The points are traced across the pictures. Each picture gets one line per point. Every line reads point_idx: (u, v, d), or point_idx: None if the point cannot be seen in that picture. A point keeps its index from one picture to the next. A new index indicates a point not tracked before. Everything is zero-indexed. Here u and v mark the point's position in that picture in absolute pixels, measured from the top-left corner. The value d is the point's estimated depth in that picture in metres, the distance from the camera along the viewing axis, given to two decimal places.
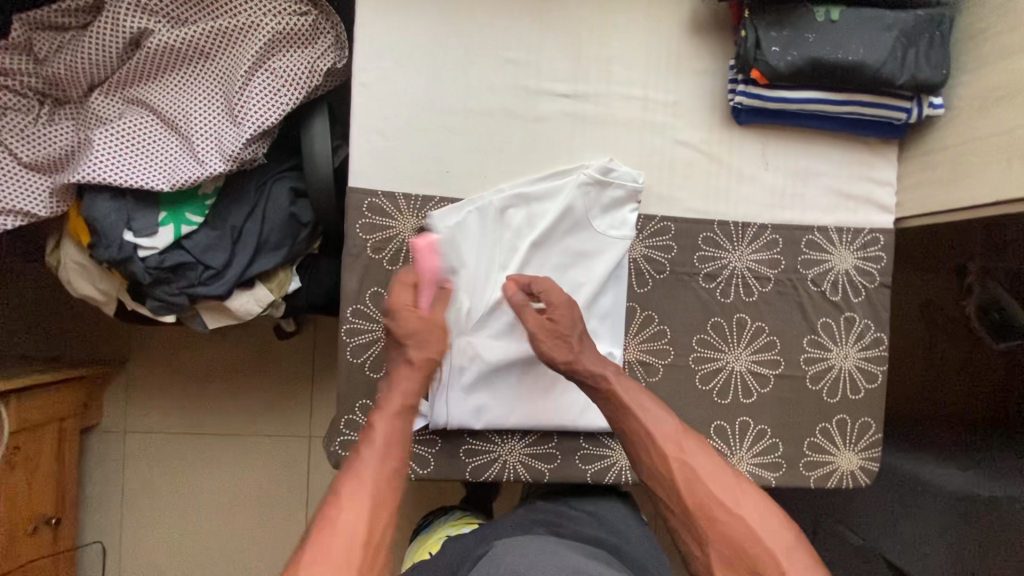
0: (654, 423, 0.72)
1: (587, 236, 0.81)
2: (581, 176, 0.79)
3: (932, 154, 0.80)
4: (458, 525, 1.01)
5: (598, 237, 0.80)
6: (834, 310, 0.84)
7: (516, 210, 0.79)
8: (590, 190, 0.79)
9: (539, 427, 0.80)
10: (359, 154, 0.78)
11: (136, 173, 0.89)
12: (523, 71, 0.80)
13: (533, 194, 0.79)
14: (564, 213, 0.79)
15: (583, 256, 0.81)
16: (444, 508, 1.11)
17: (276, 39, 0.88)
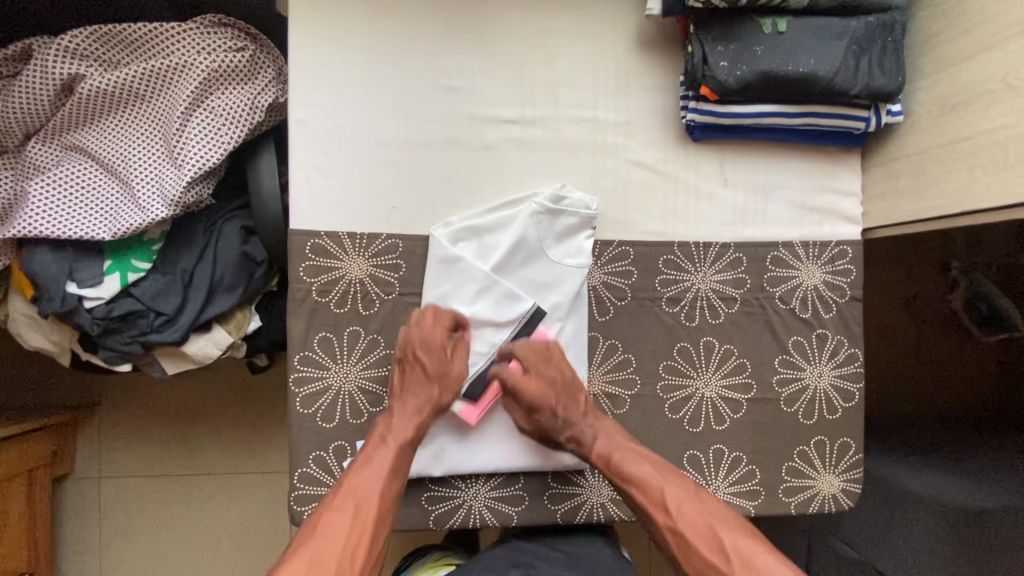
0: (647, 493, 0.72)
1: (544, 266, 0.77)
2: (532, 205, 0.76)
3: (894, 163, 0.77)
4: (432, 567, 0.93)
5: (554, 267, 0.77)
6: (805, 327, 0.81)
7: (468, 243, 0.76)
8: (542, 218, 0.76)
9: (502, 469, 0.77)
10: (299, 194, 0.75)
11: (77, 222, 0.86)
12: (467, 99, 0.77)
13: (484, 225, 0.76)
14: (517, 244, 0.76)
15: (541, 287, 0.77)
16: (426, 548, 1.03)
17: (213, 77, 0.85)
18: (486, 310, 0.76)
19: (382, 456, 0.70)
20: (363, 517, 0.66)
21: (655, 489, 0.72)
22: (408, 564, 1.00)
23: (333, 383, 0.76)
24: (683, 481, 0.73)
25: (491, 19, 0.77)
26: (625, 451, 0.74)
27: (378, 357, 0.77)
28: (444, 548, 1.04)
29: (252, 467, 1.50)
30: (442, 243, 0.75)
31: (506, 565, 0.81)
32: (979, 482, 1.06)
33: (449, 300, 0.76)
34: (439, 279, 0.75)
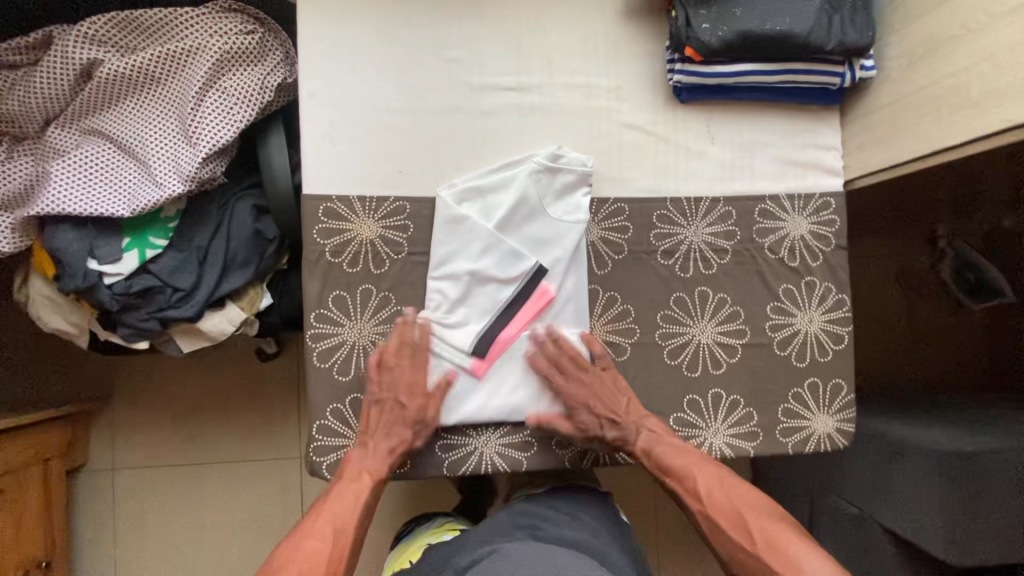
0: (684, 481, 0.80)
1: (544, 222, 0.81)
2: (531, 164, 0.80)
3: (869, 115, 0.82)
4: (440, 531, 1.00)
5: (554, 224, 0.81)
6: (794, 275, 0.85)
7: (471, 203, 0.80)
8: (542, 177, 0.80)
9: (511, 417, 0.80)
10: (311, 161, 0.80)
11: (98, 201, 0.90)
12: (466, 69, 0.81)
13: (487, 185, 0.80)
14: (518, 202, 0.80)
15: (543, 243, 0.81)
16: (427, 514, 1.10)
17: (225, 58, 0.89)
18: (491, 266, 0.80)
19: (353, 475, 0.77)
20: (332, 539, 0.74)
21: (691, 479, 0.80)
22: (413, 528, 1.06)
23: (349, 338, 0.80)
24: (717, 470, 0.80)
25: None
26: (664, 446, 0.80)
27: (390, 314, 0.81)
28: (447, 513, 1.11)
29: (262, 455, 1.49)
30: (447, 203, 0.79)
31: (512, 527, 0.90)
32: (973, 430, 1.09)
33: (456, 257, 0.80)
34: (446, 237, 0.79)
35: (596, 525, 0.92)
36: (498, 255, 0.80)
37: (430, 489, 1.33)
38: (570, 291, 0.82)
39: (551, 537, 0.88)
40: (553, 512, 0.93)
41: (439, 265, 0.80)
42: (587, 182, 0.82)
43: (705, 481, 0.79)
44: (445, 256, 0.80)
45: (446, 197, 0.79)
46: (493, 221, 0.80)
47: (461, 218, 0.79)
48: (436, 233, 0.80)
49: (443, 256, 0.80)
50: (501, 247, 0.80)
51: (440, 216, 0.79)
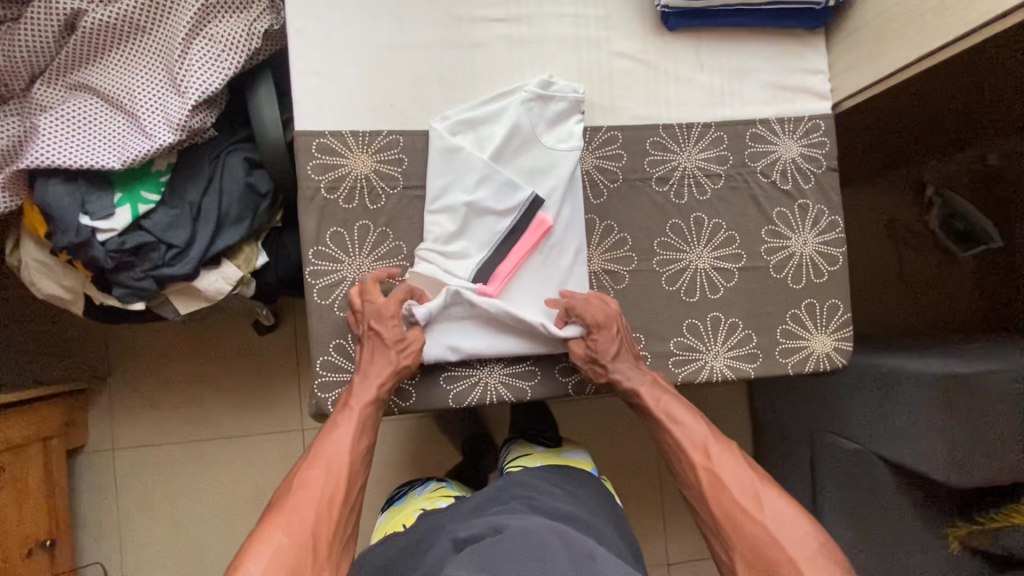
0: (686, 436, 0.77)
1: (539, 151, 0.81)
2: (523, 92, 0.80)
3: (855, 34, 0.83)
4: (433, 499, 0.98)
5: (549, 153, 0.81)
6: (787, 198, 0.86)
7: (464, 135, 0.80)
8: (534, 106, 0.81)
9: (512, 349, 0.80)
10: (302, 97, 0.79)
11: (88, 154, 0.89)
12: (454, 1, 0.81)
13: (479, 117, 0.80)
14: (512, 132, 0.80)
15: (539, 172, 0.81)
16: (421, 478, 1.08)
17: (210, 5, 0.89)
18: (487, 197, 0.79)
19: (349, 419, 0.73)
20: (334, 475, 0.70)
21: (695, 433, 0.77)
22: (407, 492, 1.05)
23: (348, 274, 0.80)
24: (725, 438, 0.77)
25: None
26: (670, 398, 0.79)
27: (389, 249, 0.81)
28: (441, 480, 1.09)
29: (265, 429, 1.47)
30: (441, 134, 0.79)
31: (507, 497, 0.88)
32: (970, 357, 1.11)
33: (451, 187, 0.79)
34: (441, 168, 0.79)
35: (592, 505, 0.91)
36: (492, 185, 0.79)
37: (433, 453, 1.33)
38: (568, 219, 0.82)
39: (548, 509, 0.85)
40: (551, 488, 0.91)
41: (434, 199, 0.79)
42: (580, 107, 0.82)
43: (717, 445, 0.76)
44: (440, 190, 0.79)
45: (439, 130, 0.79)
46: (489, 150, 0.79)
47: (454, 148, 0.79)
48: (430, 165, 0.79)
49: (437, 189, 0.79)
50: (495, 176, 0.79)
51: (434, 147, 0.79)
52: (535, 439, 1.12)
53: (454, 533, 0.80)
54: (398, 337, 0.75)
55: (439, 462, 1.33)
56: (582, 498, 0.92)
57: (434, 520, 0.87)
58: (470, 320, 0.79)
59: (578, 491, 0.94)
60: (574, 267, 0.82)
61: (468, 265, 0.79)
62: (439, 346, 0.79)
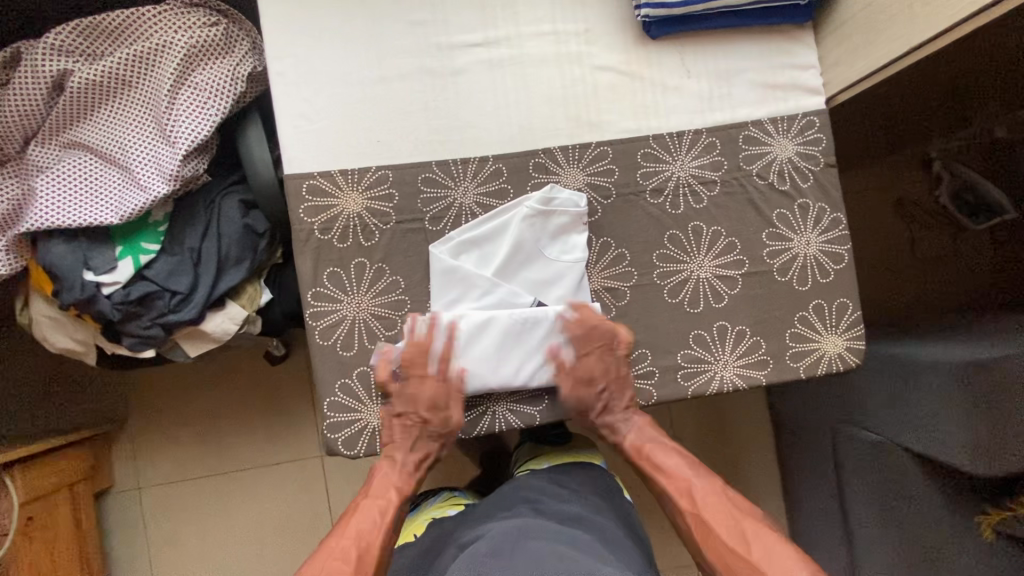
0: (674, 481, 0.84)
1: (543, 265, 0.81)
2: (523, 212, 0.80)
3: (843, 27, 0.82)
4: (443, 507, 0.95)
5: (551, 265, 0.81)
6: (786, 200, 0.85)
7: (468, 254, 0.80)
8: (535, 221, 0.80)
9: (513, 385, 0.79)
10: (289, 140, 0.80)
11: (87, 211, 0.90)
12: (432, 31, 0.81)
13: (481, 236, 0.80)
14: (514, 248, 0.80)
15: (545, 284, 0.81)
16: (433, 491, 1.06)
17: (192, 53, 0.89)
18: (495, 307, 0.79)
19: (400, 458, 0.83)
20: (357, 546, 0.76)
21: (681, 478, 0.84)
22: (418, 502, 1.02)
23: (348, 314, 0.80)
24: (710, 477, 0.83)
25: None
26: (653, 444, 0.88)
27: (385, 284, 0.80)
28: (453, 489, 1.05)
29: (285, 457, 1.48)
30: (442, 257, 0.79)
31: (515, 501, 0.87)
32: (991, 340, 1.07)
33: (461, 303, 0.80)
34: (440, 288, 0.79)
35: (597, 504, 0.89)
36: (497, 302, 0.80)
37: (449, 469, 1.33)
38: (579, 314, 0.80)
39: (554, 511, 0.84)
40: (555, 487, 0.90)
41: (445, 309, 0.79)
42: (564, 143, 0.83)
43: (689, 481, 0.83)
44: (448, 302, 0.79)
45: (441, 253, 0.79)
46: (492, 267, 0.80)
47: (454, 270, 0.79)
48: (432, 281, 0.80)
49: (446, 301, 0.79)
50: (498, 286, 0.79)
51: (434, 271, 0.79)
52: (545, 439, 1.10)
53: (462, 539, 0.80)
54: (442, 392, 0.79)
55: (455, 478, 1.33)
56: (586, 495, 0.90)
57: (446, 529, 0.87)
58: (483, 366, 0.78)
59: (583, 487, 0.92)
60: (575, 299, 0.81)
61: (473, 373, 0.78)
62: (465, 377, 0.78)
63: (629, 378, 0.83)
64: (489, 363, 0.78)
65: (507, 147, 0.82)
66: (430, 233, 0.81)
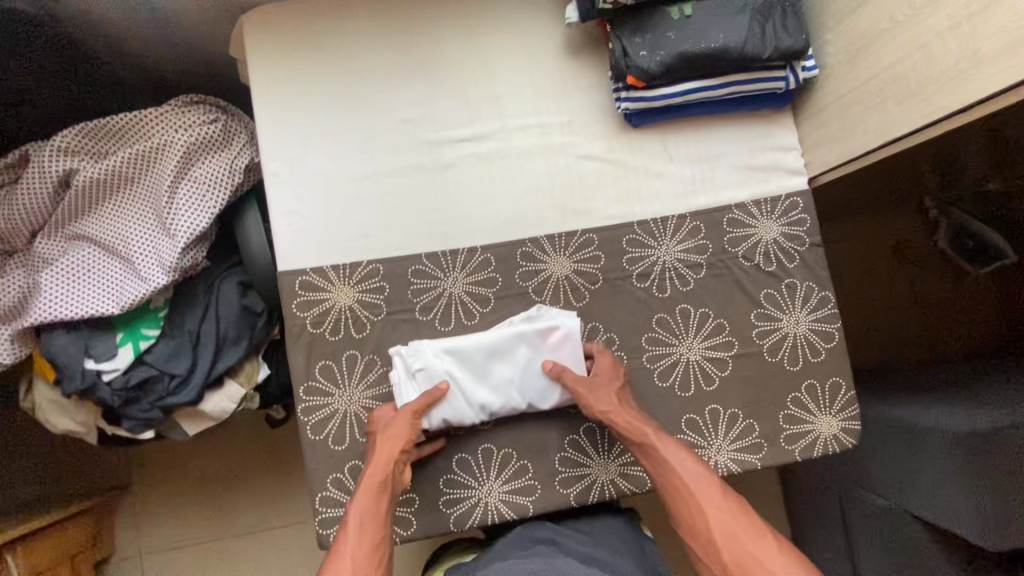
0: (683, 473, 0.72)
1: (523, 377, 0.80)
2: (513, 334, 0.80)
3: (820, 112, 0.83)
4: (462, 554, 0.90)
5: (530, 380, 0.80)
6: (773, 280, 0.85)
7: (430, 362, 0.79)
8: (521, 338, 0.80)
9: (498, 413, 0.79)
10: (282, 238, 0.82)
11: (89, 302, 0.93)
12: (420, 128, 0.84)
13: (448, 342, 0.80)
14: (490, 363, 0.80)
15: (530, 395, 0.80)
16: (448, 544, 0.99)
17: (192, 150, 0.93)
18: (463, 409, 0.79)
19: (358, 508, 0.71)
20: None
21: (680, 474, 0.72)
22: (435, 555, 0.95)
23: (340, 407, 0.80)
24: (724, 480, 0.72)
25: (432, 54, 0.85)
26: (661, 435, 0.75)
27: (377, 376, 0.81)
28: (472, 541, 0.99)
29: (289, 518, 1.47)
30: (404, 358, 0.79)
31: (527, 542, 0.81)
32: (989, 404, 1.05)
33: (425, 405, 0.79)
34: (410, 392, 0.79)
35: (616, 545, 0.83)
36: (468, 409, 0.79)
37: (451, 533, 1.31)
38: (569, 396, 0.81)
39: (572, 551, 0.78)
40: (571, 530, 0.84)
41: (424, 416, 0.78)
42: (551, 231, 0.85)
43: (695, 478, 0.71)
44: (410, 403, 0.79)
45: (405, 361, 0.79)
46: (458, 376, 0.79)
47: (421, 369, 0.79)
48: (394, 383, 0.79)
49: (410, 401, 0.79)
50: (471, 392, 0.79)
51: (397, 371, 0.79)
52: None
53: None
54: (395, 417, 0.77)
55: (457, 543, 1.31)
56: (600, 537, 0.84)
57: None
58: (462, 408, 0.79)
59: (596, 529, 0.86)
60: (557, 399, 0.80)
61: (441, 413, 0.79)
62: (438, 415, 0.79)
63: (623, 465, 0.82)
64: (471, 405, 0.79)
65: (493, 238, 0.84)
66: (421, 322, 0.82)
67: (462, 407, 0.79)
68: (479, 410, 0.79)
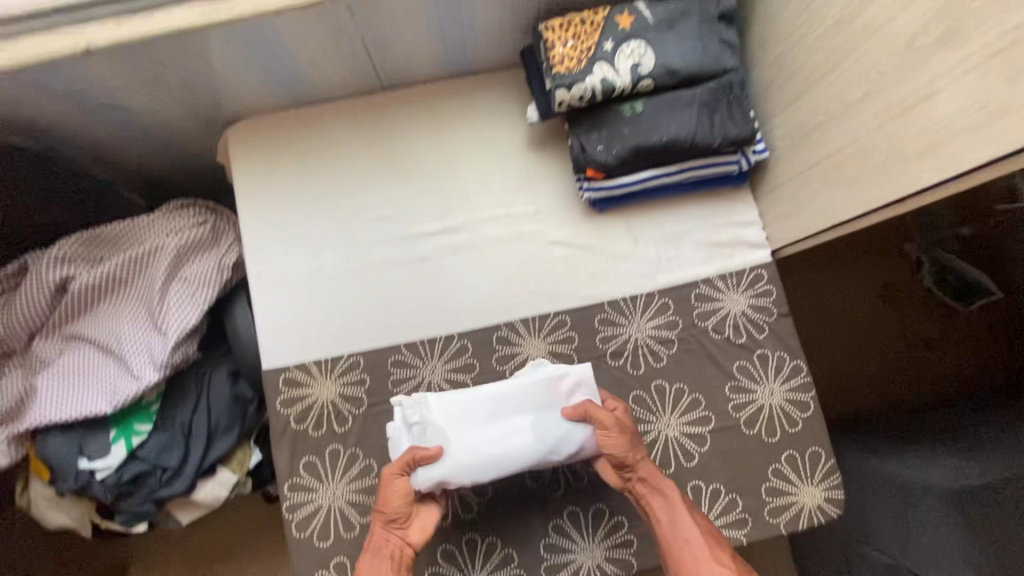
0: (683, 529, 0.73)
1: (538, 425, 0.75)
2: (520, 385, 0.77)
3: (774, 191, 0.87)
4: None
5: (545, 428, 0.75)
6: (744, 352, 0.87)
7: (432, 418, 0.76)
8: (531, 387, 0.77)
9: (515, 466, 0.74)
10: (266, 336, 0.86)
11: (83, 402, 0.95)
12: (395, 224, 0.89)
13: (450, 396, 0.77)
14: (498, 413, 0.76)
15: (547, 444, 0.75)
16: None
17: (182, 251, 0.97)
18: (474, 466, 0.74)
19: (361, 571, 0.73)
20: None
21: (681, 528, 0.73)
22: None
23: (324, 502, 0.81)
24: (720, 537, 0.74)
25: (406, 155, 0.91)
26: (660, 488, 0.76)
27: (360, 469, 0.82)
28: None
29: None
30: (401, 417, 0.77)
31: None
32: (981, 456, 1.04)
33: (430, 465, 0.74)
34: (405, 445, 0.76)
35: None
36: (480, 465, 0.74)
37: None
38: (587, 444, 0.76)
39: None
40: None
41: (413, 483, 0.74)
42: (525, 316, 0.88)
43: (694, 535, 0.72)
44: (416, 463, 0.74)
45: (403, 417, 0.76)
46: (464, 430, 0.75)
47: (419, 422, 0.76)
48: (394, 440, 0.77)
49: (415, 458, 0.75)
50: (481, 446, 0.74)
51: (395, 424, 0.77)
52: None
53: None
54: (392, 477, 0.74)
55: None
56: None
57: None
58: (474, 464, 0.74)
59: None
60: (577, 448, 0.76)
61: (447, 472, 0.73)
62: (445, 475, 0.73)
63: (608, 548, 0.82)
64: (484, 461, 0.74)
65: (470, 324, 0.87)
66: None
67: (474, 463, 0.74)
68: (494, 463, 0.74)
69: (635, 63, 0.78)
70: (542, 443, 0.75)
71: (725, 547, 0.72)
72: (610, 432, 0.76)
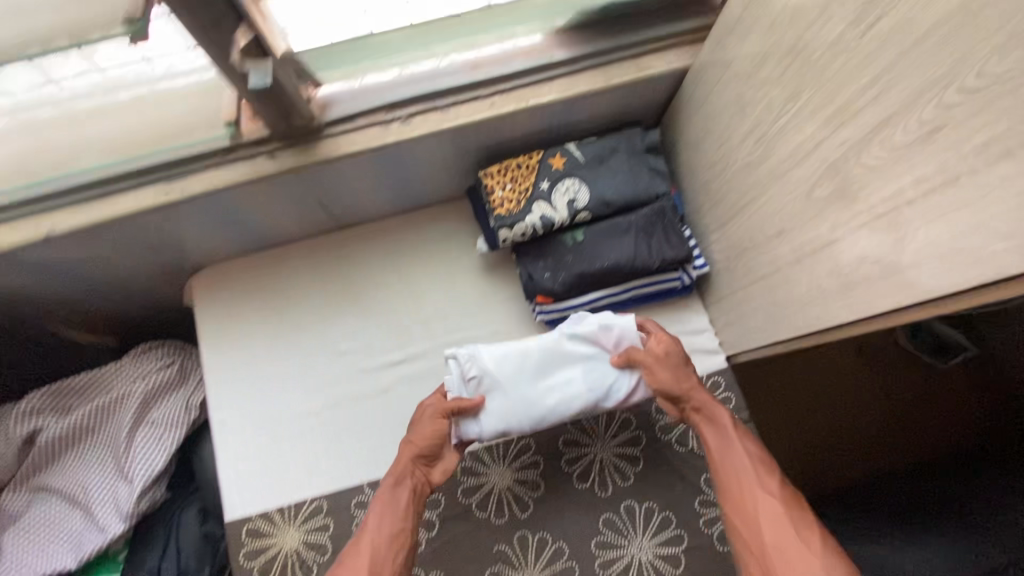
0: (731, 457, 0.74)
1: (581, 371, 0.81)
2: (560, 336, 0.82)
3: (720, 300, 0.89)
4: None
5: (586, 378, 0.80)
6: (711, 462, 0.85)
7: (484, 372, 0.80)
8: (567, 339, 0.82)
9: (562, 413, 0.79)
10: (228, 484, 0.85)
11: (41, 560, 0.91)
12: (356, 358, 0.91)
13: (497, 349, 0.81)
14: (543, 365, 0.80)
15: (591, 389, 0.80)
16: None
17: (149, 395, 0.99)
18: (524, 414, 0.79)
19: (389, 496, 0.75)
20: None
21: (732, 453, 0.74)
22: None
23: None
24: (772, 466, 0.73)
25: (364, 288, 0.94)
26: (714, 417, 0.78)
27: None
28: None
29: None
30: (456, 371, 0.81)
31: None
32: None
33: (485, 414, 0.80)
34: (464, 391, 0.81)
35: None
36: (530, 412, 0.79)
37: None
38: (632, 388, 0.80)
39: None
40: None
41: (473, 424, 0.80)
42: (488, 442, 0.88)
43: (746, 462, 0.73)
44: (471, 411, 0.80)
45: (458, 371, 0.80)
46: (513, 380, 0.80)
47: (477, 375, 0.80)
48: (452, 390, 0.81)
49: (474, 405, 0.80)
50: (531, 393, 0.79)
51: (453, 376, 0.81)
52: None
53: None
54: (433, 418, 0.79)
55: None
56: None
57: None
58: (526, 410, 0.79)
59: None
60: (623, 393, 0.80)
61: (501, 420, 0.79)
62: (499, 425, 0.79)
63: None
64: (533, 409, 0.79)
65: None
66: None
67: (525, 409, 0.79)
68: (544, 412, 0.79)
69: (571, 199, 0.82)
70: (589, 387, 0.80)
71: (776, 474, 0.72)
72: (654, 369, 0.79)
